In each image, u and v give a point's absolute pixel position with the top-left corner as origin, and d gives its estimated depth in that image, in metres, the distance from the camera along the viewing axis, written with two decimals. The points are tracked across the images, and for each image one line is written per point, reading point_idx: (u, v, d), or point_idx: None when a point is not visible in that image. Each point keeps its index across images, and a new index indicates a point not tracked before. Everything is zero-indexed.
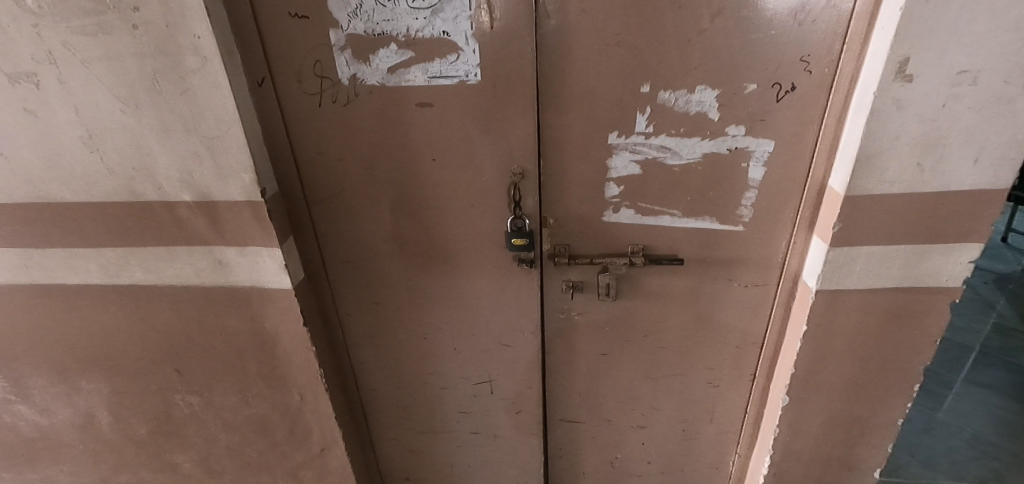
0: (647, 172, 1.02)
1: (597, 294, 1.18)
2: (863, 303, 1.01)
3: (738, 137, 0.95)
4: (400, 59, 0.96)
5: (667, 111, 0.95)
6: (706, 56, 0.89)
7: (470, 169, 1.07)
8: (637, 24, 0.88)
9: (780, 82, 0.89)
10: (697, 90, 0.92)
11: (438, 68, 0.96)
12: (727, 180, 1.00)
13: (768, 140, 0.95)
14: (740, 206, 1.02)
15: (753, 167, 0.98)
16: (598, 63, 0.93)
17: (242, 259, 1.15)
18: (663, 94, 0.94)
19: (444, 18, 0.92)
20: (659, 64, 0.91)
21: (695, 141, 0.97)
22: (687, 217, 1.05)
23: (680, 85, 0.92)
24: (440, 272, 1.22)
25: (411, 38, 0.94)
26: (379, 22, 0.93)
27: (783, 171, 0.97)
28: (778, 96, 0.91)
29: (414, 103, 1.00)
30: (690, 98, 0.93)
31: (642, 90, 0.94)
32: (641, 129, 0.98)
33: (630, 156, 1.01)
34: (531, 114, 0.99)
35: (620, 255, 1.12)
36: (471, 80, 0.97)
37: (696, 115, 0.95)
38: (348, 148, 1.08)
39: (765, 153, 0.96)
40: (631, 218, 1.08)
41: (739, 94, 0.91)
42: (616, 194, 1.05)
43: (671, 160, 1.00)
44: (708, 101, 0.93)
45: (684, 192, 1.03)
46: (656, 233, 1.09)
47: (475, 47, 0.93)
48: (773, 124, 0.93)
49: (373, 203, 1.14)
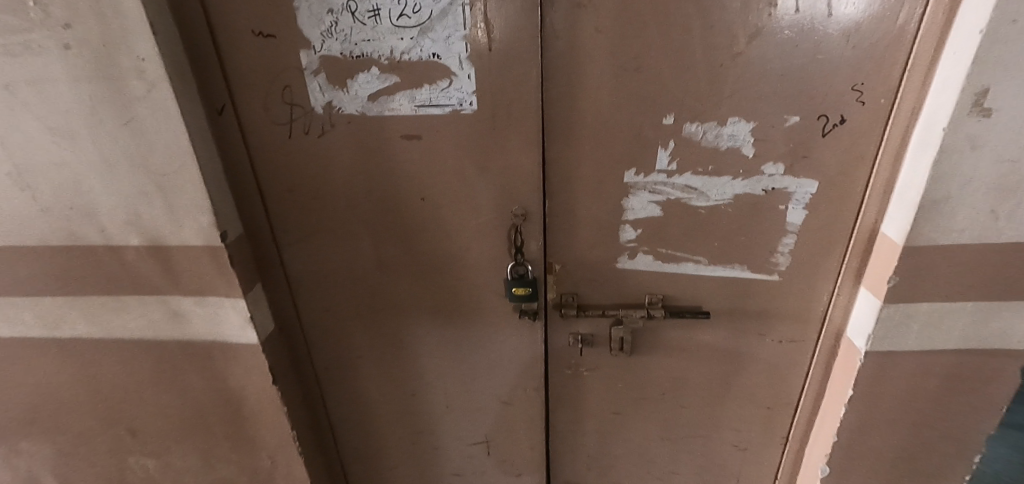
0: (668, 213, 0.88)
1: (609, 348, 1.04)
2: (919, 366, 0.87)
3: (776, 177, 0.82)
4: (383, 85, 0.82)
5: (693, 145, 0.82)
6: (741, 84, 0.76)
7: (464, 210, 0.93)
8: (661, 46, 0.76)
9: (827, 114, 0.76)
10: (729, 122, 0.79)
11: (427, 95, 0.83)
12: (762, 225, 0.87)
13: (811, 180, 0.82)
14: (775, 252, 0.89)
15: (792, 210, 0.84)
16: (614, 91, 0.80)
17: (202, 310, 1.00)
18: (689, 127, 0.80)
19: (434, 39, 0.78)
20: (685, 92, 0.78)
21: (725, 180, 0.84)
22: (714, 265, 0.92)
23: (710, 116, 0.79)
24: (430, 323, 1.07)
25: (396, 61, 0.80)
26: (358, 43, 0.79)
27: (829, 215, 0.84)
28: (824, 129, 0.77)
29: (399, 135, 0.86)
30: (722, 132, 0.80)
31: (664, 121, 0.81)
32: (663, 166, 0.84)
33: (649, 196, 0.87)
34: (536, 147, 0.85)
35: (636, 305, 0.98)
36: (466, 110, 0.83)
37: (729, 151, 0.81)
38: (323, 184, 0.93)
39: (807, 194, 0.83)
40: (649, 265, 0.94)
41: (778, 128, 0.78)
42: (633, 238, 0.92)
43: (696, 201, 0.86)
44: (742, 135, 0.80)
45: (711, 236, 0.89)
46: (678, 282, 0.95)
47: (470, 72, 0.80)
48: (819, 161, 0.80)
49: (354, 245, 1.00)
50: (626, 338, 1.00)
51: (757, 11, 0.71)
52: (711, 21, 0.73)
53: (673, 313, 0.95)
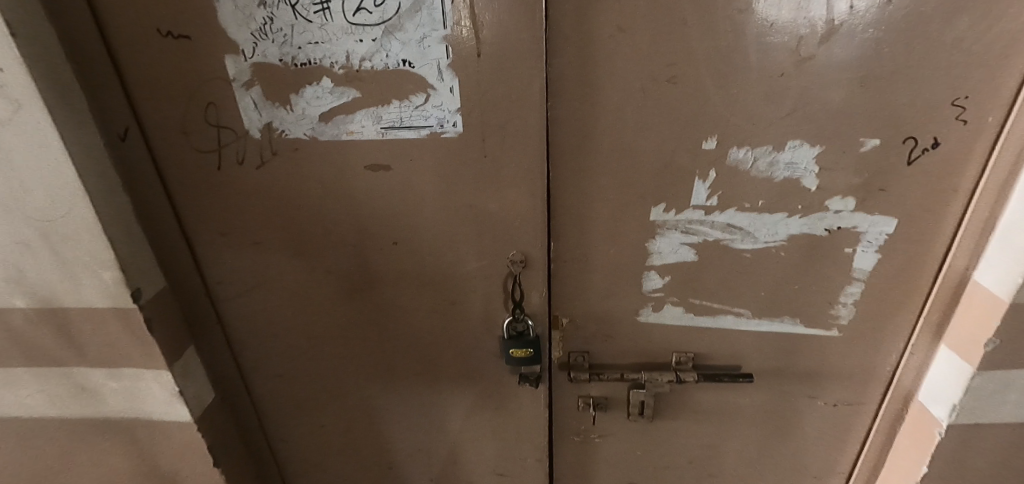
0: (703, 257, 0.71)
1: (627, 413, 0.86)
2: (1008, 439, 0.71)
3: (843, 214, 0.65)
4: (338, 101, 0.62)
5: (740, 176, 0.64)
6: (806, 98, 0.59)
7: (449, 255, 0.74)
8: (704, 50, 0.58)
9: (916, 136, 0.59)
10: (788, 147, 0.62)
11: (397, 113, 0.63)
12: (822, 272, 0.70)
13: (888, 217, 0.65)
14: (836, 304, 0.72)
15: (861, 254, 0.68)
16: (641, 108, 0.62)
17: (118, 383, 0.79)
18: (736, 153, 0.63)
19: (404, 40, 0.59)
20: (733, 108, 0.60)
21: (778, 218, 0.66)
22: (758, 319, 0.75)
23: (764, 139, 0.62)
24: (409, 388, 0.87)
25: (354, 71, 0.61)
26: (303, 47, 0.59)
27: (905, 259, 0.67)
28: (911, 156, 0.60)
29: (363, 165, 0.67)
30: (778, 159, 0.63)
31: (704, 145, 0.63)
32: (701, 200, 0.67)
33: (681, 238, 0.70)
34: (539, 179, 0.67)
35: (660, 364, 0.81)
36: (449, 133, 0.64)
37: (785, 183, 0.64)
38: (266, 226, 0.73)
39: (881, 235, 0.66)
40: (678, 318, 0.77)
41: (852, 153, 0.61)
42: (659, 287, 0.74)
43: (740, 243, 0.69)
44: (803, 163, 0.62)
45: (756, 284, 0.72)
46: (713, 337, 0.78)
47: (453, 84, 0.61)
48: (899, 194, 0.63)
49: (310, 298, 0.80)
50: (648, 402, 0.82)
51: (835, 2, 0.54)
52: (772, 16, 0.55)
53: (708, 376, 0.77)
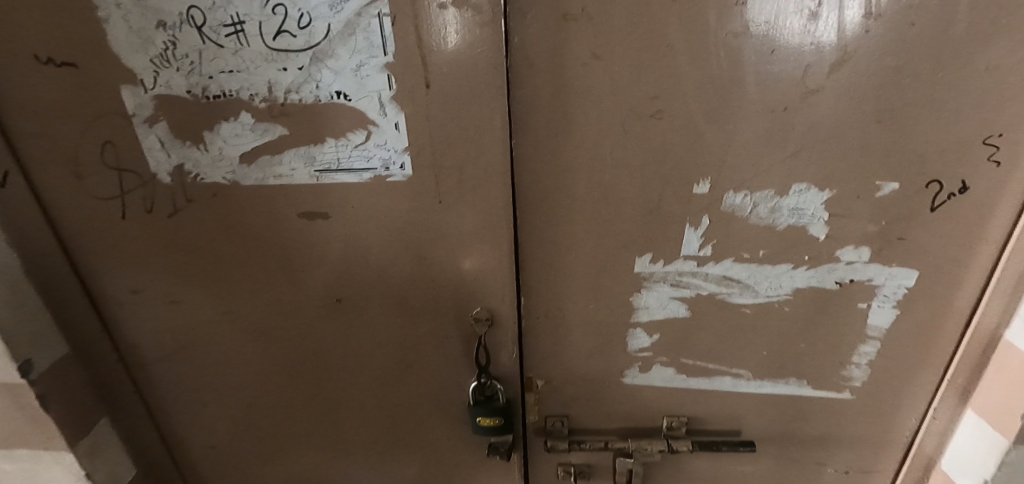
0: (696, 312, 0.62)
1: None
2: None
3: (855, 265, 0.56)
4: (261, 139, 0.52)
5: (738, 223, 0.56)
6: (813, 135, 0.50)
7: (403, 313, 0.63)
8: (693, 80, 0.49)
9: (940, 178, 0.51)
10: (792, 191, 0.53)
11: (333, 154, 0.53)
12: (832, 329, 0.61)
13: (908, 269, 0.56)
14: (848, 364, 0.63)
15: (877, 309, 0.59)
16: (621, 146, 0.53)
17: (12, 465, 0.66)
18: (733, 198, 0.54)
19: (337, 68, 0.49)
20: (728, 147, 0.52)
21: (782, 270, 0.58)
22: (760, 380, 0.65)
23: (764, 181, 0.53)
24: (364, 458, 0.76)
25: (278, 104, 0.51)
26: (215, 76, 0.49)
27: (926, 315, 0.58)
28: (935, 201, 0.52)
29: (296, 213, 0.57)
30: (781, 204, 0.54)
31: (696, 189, 0.54)
32: (693, 250, 0.58)
33: (670, 291, 0.61)
34: (505, 227, 0.57)
35: (651, 428, 0.71)
36: (396, 176, 0.54)
37: (789, 231, 0.55)
38: (186, 283, 0.62)
39: (900, 289, 0.57)
40: (669, 380, 0.67)
41: (866, 197, 0.53)
42: (647, 346, 0.65)
43: (738, 297, 0.60)
44: (810, 209, 0.54)
45: (756, 342, 0.63)
46: (709, 400, 0.68)
47: (399, 119, 0.51)
48: (920, 244, 0.54)
49: (243, 362, 0.68)
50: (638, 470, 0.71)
51: (849, 26, 0.45)
52: (773, 41, 0.46)
53: (705, 444, 0.67)
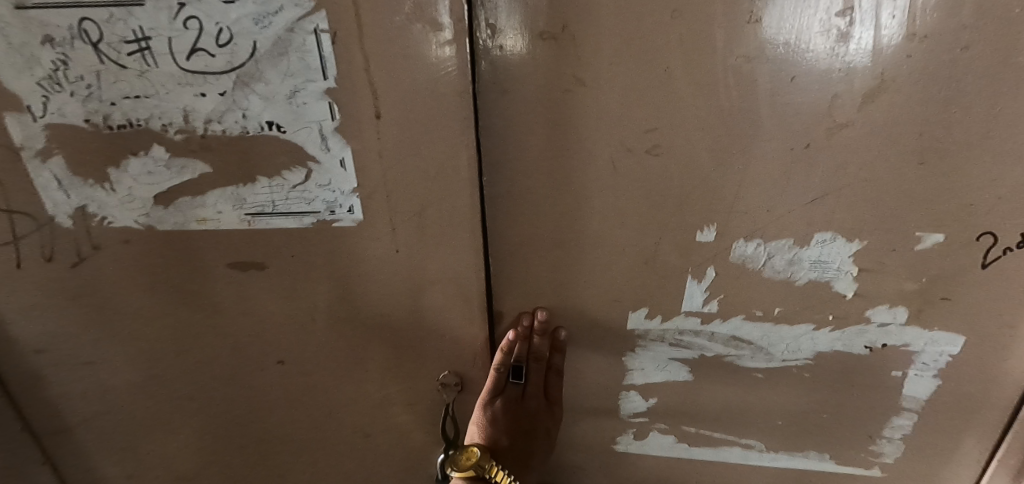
0: (700, 375, 0.53)
1: None
2: None
3: (889, 328, 0.48)
4: (179, 177, 0.43)
5: (749, 277, 0.47)
6: (841, 176, 0.42)
7: (358, 375, 0.54)
8: (694, 113, 0.40)
9: (991, 230, 0.42)
10: (815, 241, 0.45)
11: (267, 195, 0.44)
12: (861, 399, 0.52)
13: (953, 334, 0.47)
14: (879, 438, 0.54)
15: (914, 378, 0.50)
16: (611, 188, 0.44)
17: None
18: (745, 248, 0.46)
19: (266, 95, 0.40)
20: (737, 190, 0.43)
21: (802, 330, 0.49)
22: (774, 453, 0.57)
23: (780, 229, 0.44)
24: None
25: (196, 137, 0.42)
26: (117, 103, 0.40)
27: (970, 385, 0.50)
28: (987, 257, 0.44)
29: (227, 263, 0.48)
30: (801, 256, 0.45)
31: (700, 235, 0.45)
32: (696, 306, 0.49)
33: (668, 353, 0.52)
34: (474, 280, 0.48)
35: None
36: (343, 221, 0.45)
37: (809, 289, 0.47)
38: (97, 342, 0.52)
39: (943, 356, 0.48)
40: (668, 449, 0.59)
41: (901, 250, 0.44)
42: (642, 411, 0.56)
43: (750, 360, 0.51)
44: (835, 262, 0.45)
45: (768, 411, 0.54)
46: (711, 467, 0.59)
47: (345, 155, 0.43)
48: (965, 304, 0.46)
49: (169, 433, 0.58)
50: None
51: (887, 46, 0.37)
52: (793, 66, 0.38)
53: None
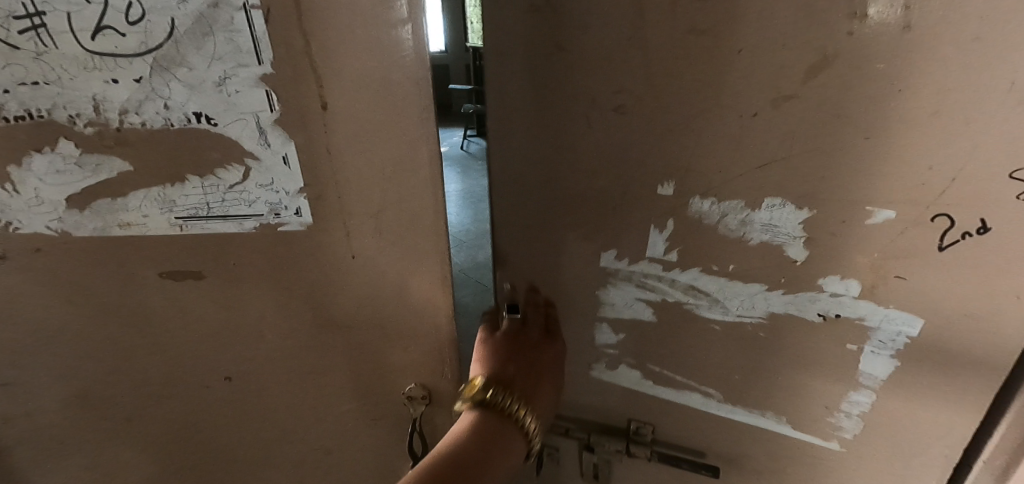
0: (663, 331, 0.49)
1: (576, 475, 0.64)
2: None
3: (839, 297, 0.41)
4: (96, 177, 0.38)
5: (706, 236, 0.42)
6: (801, 142, 0.36)
7: (316, 390, 0.49)
8: (659, 70, 0.36)
9: (947, 211, 0.35)
10: (765, 205, 0.39)
11: (200, 196, 0.39)
12: (821, 370, 0.46)
13: (912, 314, 0.40)
14: (836, 413, 0.48)
15: (870, 355, 0.44)
16: (586, 146, 0.42)
17: None
18: (695, 202, 0.41)
19: (190, 81, 0.35)
20: (692, 148, 0.39)
21: (754, 290, 0.44)
22: (730, 404, 0.51)
23: (732, 189, 0.39)
24: None
25: (112, 130, 0.36)
26: (13, 91, 0.34)
27: (935, 387, 0.43)
28: (945, 242, 0.36)
29: (159, 273, 0.42)
30: (754, 217, 0.40)
31: (661, 189, 0.41)
32: (658, 252, 0.45)
33: (635, 292, 0.48)
34: (439, 288, 0.44)
35: (613, 426, 0.58)
36: (290, 224, 0.40)
37: (765, 260, 0.42)
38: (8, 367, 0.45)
39: (900, 337, 0.42)
40: (636, 386, 0.54)
41: (853, 224, 0.38)
42: (614, 343, 0.52)
43: (706, 311, 0.47)
44: (784, 227, 0.39)
45: (726, 367, 0.49)
46: (675, 424, 0.55)
47: (287, 150, 0.37)
48: (922, 288, 0.38)
49: (106, 461, 0.52)
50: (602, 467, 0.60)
51: (870, 20, 0.30)
52: (757, 30, 0.33)
53: (666, 456, 0.56)
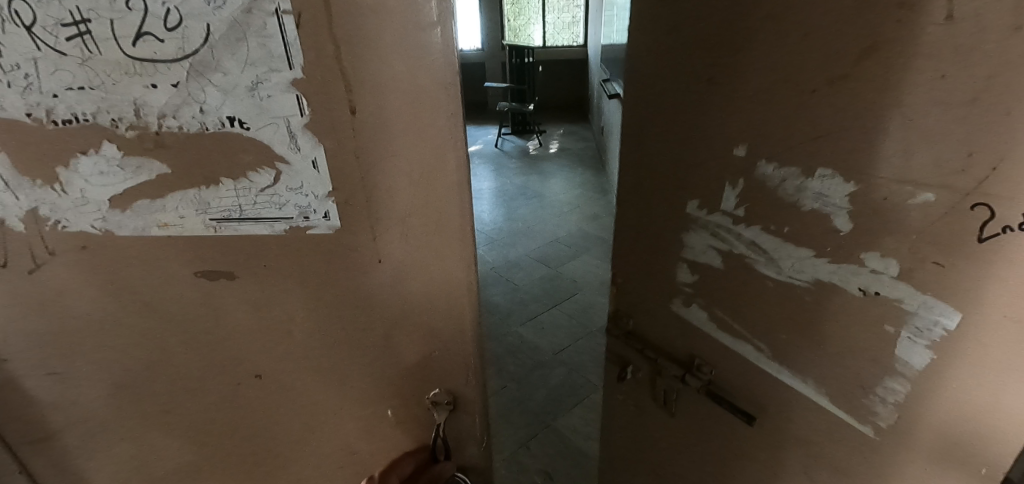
0: (731, 282, 0.58)
1: (653, 397, 0.75)
2: None
3: (880, 275, 0.43)
4: (134, 178, 0.39)
5: (769, 196, 0.50)
6: (851, 122, 0.41)
7: (342, 390, 0.50)
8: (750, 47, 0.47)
9: (984, 200, 0.35)
10: (816, 175, 0.45)
11: (234, 198, 0.39)
12: (856, 347, 0.47)
13: (947, 304, 0.39)
14: (869, 397, 0.48)
15: (905, 341, 0.43)
16: (694, 103, 0.54)
17: None
18: (762, 166, 0.50)
19: (225, 85, 0.35)
20: (764, 120, 0.48)
21: (804, 254, 0.49)
22: (778, 364, 0.55)
23: (791, 156, 0.47)
24: None
25: (151, 132, 0.37)
26: (60, 95, 0.36)
27: (972, 409, 0.40)
28: (986, 232, 0.35)
29: (194, 272, 0.43)
30: (808, 186, 0.46)
31: (737, 147, 0.51)
32: (729, 207, 0.55)
33: (709, 240, 0.58)
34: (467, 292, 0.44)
35: (678, 358, 0.68)
36: (319, 227, 0.40)
37: (816, 227, 0.47)
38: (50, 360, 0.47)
39: (938, 328, 0.40)
40: (703, 325, 0.63)
41: (888, 205, 0.41)
42: (688, 282, 0.63)
43: (763, 268, 0.53)
44: (834, 200, 0.44)
45: (774, 330, 0.54)
46: (744, 380, 0.60)
47: (316, 155, 0.37)
48: (962, 280, 0.38)
49: (140, 451, 0.53)
50: (670, 395, 0.71)
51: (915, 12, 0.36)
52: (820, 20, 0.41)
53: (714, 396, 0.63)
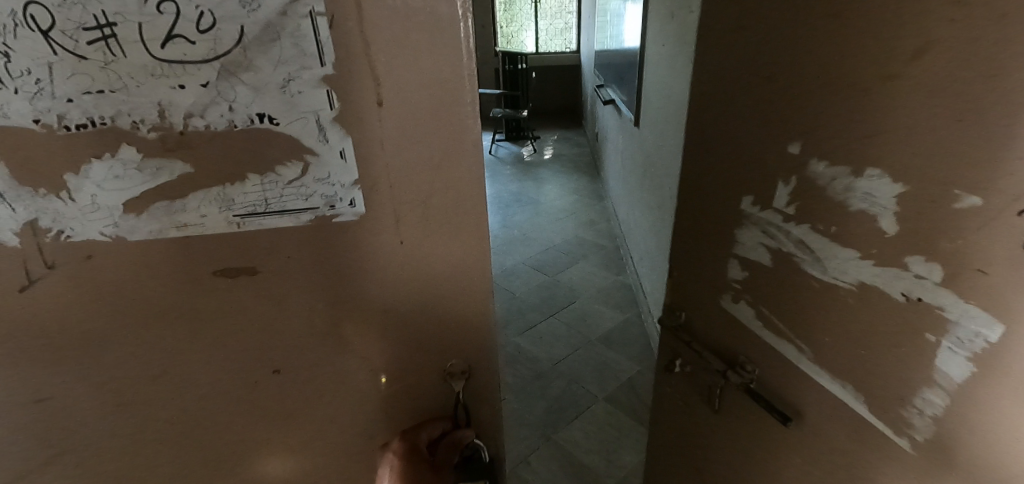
0: (774, 281, 0.58)
1: (701, 392, 0.77)
2: None
3: (925, 281, 0.41)
4: (153, 180, 0.39)
5: (821, 196, 0.49)
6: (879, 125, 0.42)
7: (360, 382, 0.51)
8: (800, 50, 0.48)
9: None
10: (865, 174, 0.44)
11: (259, 193, 0.41)
12: (892, 355, 0.45)
13: (991, 316, 0.36)
14: (910, 408, 0.45)
15: (948, 352, 0.40)
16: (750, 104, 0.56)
17: None
18: (815, 165, 0.49)
19: (255, 83, 0.37)
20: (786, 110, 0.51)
21: (848, 254, 0.47)
22: (821, 368, 0.54)
23: (839, 156, 0.46)
24: None
25: (175, 133, 0.38)
26: (75, 99, 0.36)
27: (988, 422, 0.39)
28: None
29: (212, 271, 0.43)
30: (856, 185, 0.45)
31: (790, 145, 0.51)
32: (780, 204, 0.54)
33: (761, 237, 0.58)
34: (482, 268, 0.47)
35: (724, 355, 0.69)
36: (344, 215, 0.42)
37: (862, 228, 0.45)
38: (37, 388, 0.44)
39: (980, 340, 0.38)
40: (751, 322, 0.63)
41: (938, 206, 0.38)
42: (739, 277, 0.63)
43: (809, 268, 0.52)
44: (880, 196, 0.43)
45: (819, 333, 0.53)
46: (779, 381, 0.60)
47: (344, 146, 0.40)
48: (1005, 290, 0.35)
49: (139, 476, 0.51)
50: (715, 391, 0.73)
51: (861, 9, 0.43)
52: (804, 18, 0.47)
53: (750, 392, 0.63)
